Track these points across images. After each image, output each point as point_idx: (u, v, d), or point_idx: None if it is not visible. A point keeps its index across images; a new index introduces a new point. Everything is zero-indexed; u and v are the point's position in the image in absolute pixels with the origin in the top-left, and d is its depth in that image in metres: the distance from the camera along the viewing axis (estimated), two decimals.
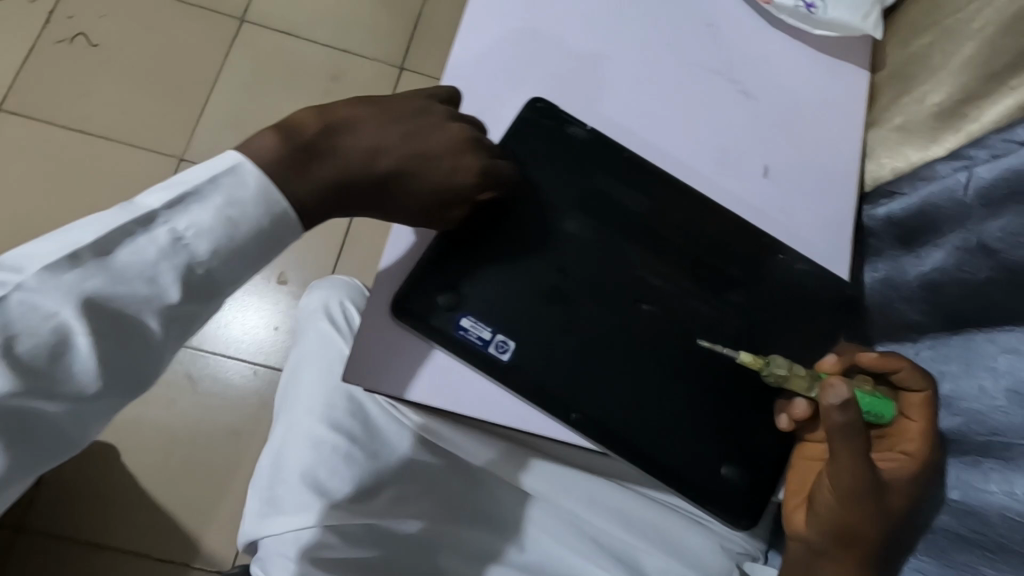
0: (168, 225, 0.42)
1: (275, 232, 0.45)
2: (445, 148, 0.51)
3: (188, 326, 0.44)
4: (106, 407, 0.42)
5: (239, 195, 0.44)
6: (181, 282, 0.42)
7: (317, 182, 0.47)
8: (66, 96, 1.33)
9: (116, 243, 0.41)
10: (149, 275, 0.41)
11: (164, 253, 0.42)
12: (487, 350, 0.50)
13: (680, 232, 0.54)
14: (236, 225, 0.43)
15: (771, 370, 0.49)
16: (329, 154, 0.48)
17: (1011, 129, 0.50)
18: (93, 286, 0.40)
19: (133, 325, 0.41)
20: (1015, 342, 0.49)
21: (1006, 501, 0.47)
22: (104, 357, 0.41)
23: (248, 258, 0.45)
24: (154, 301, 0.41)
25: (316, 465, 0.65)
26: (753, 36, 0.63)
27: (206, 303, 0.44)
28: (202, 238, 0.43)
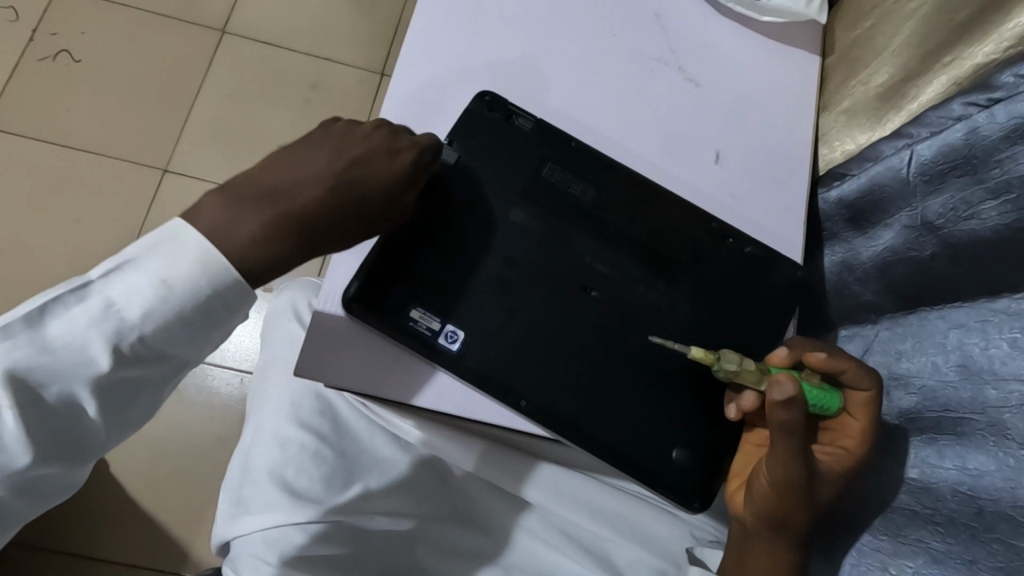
0: (101, 293, 0.42)
1: (219, 296, 0.44)
2: (371, 149, 0.51)
3: (128, 397, 0.43)
4: (45, 482, 0.42)
5: (177, 259, 0.43)
6: (112, 352, 0.41)
7: (269, 223, 0.46)
8: (49, 112, 1.34)
9: (49, 312, 0.41)
10: (79, 346, 0.41)
11: (95, 321, 0.41)
12: (437, 341, 0.50)
13: (628, 219, 0.55)
14: (172, 292, 0.42)
15: (722, 365, 0.48)
16: (270, 198, 0.48)
17: (947, 106, 0.51)
18: (21, 358, 0.40)
19: (63, 398, 0.41)
20: (962, 318, 0.50)
21: (958, 476, 0.48)
22: (35, 432, 0.40)
23: (187, 323, 0.43)
24: (85, 369, 0.41)
25: (283, 464, 0.64)
26: (699, 25, 0.64)
27: (143, 372, 0.43)
28: (136, 306, 0.42)
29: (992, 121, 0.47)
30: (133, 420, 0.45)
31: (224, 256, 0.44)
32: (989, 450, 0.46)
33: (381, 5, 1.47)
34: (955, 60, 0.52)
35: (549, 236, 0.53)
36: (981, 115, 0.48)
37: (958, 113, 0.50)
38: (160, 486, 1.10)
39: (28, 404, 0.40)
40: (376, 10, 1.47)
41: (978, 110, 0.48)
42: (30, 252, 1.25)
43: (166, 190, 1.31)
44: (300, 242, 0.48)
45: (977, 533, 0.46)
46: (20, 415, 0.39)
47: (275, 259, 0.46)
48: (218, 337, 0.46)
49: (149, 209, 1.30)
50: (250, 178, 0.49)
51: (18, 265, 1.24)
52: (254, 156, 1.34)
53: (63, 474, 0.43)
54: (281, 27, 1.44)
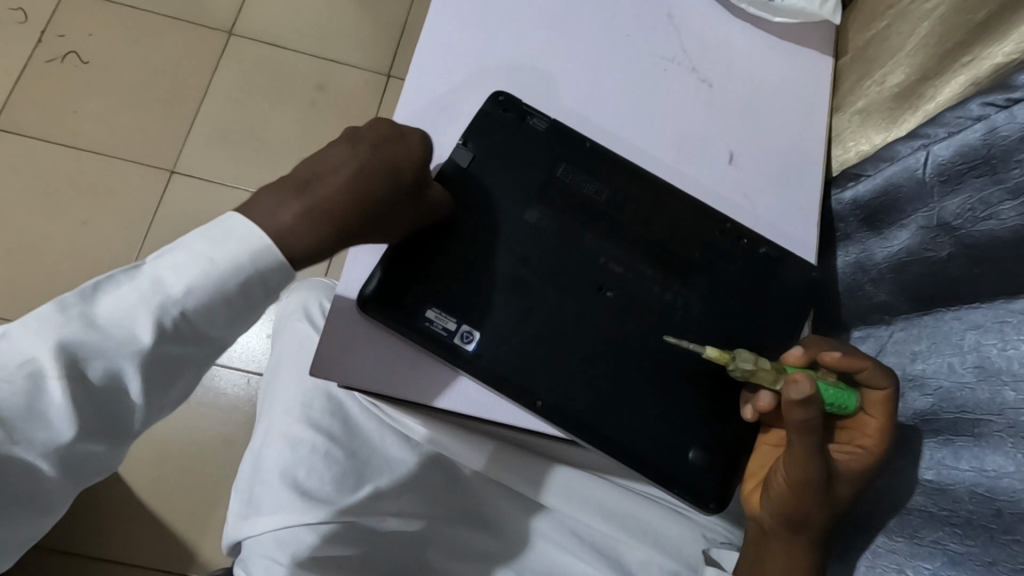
0: (150, 273, 0.44)
1: (263, 277, 0.45)
2: (388, 135, 0.52)
3: (169, 374, 0.45)
4: (87, 455, 0.44)
5: (224, 239, 0.45)
6: (157, 327, 0.43)
7: (302, 214, 0.47)
8: (58, 113, 1.34)
9: (101, 290, 0.43)
10: (123, 322, 0.42)
11: (141, 298, 0.43)
12: (453, 341, 0.50)
13: (641, 219, 0.55)
14: (217, 272, 0.44)
15: (738, 365, 0.48)
16: (303, 188, 0.48)
17: (964, 106, 0.51)
18: (70, 333, 0.41)
19: (106, 373, 0.42)
20: (979, 319, 0.50)
21: (976, 478, 0.47)
22: (81, 404, 0.42)
23: (228, 304, 0.45)
24: (129, 344, 0.42)
25: (295, 464, 0.63)
26: (712, 26, 0.64)
27: (187, 350, 0.45)
28: (182, 284, 0.44)
29: (1011, 121, 0.47)
30: (173, 398, 0.47)
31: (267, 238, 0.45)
32: (1007, 452, 0.46)
33: (386, 7, 1.47)
34: (972, 61, 0.52)
35: (563, 236, 0.53)
36: (999, 115, 0.48)
37: (975, 113, 0.50)
38: (167, 487, 1.10)
39: (74, 377, 0.41)
40: (381, 11, 1.47)
41: (997, 111, 0.48)
42: (37, 253, 1.26)
43: (174, 191, 1.31)
44: (334, 232, 0.48)
45: (996, 535, 0.45)
46: (65, 388, 0.41)
47: (309, 248, 0.47)
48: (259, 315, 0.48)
49: (157, 210, 1.30)
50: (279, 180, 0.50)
51: (26, 267, 1.25)
52: (261, 157, 1.34)
53: (103, 449, 0.45)
54: (288, 29, 1.44)
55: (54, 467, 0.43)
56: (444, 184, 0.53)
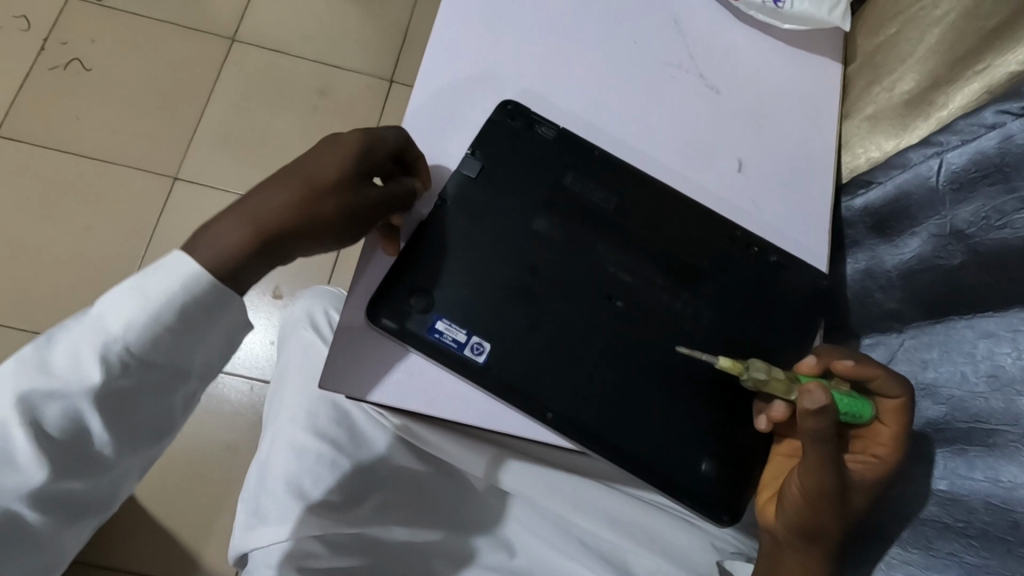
0: (92, 314, 0.44)
1: (194, 299, 0.45)
2: (333, 141, 0.53)
3: (129, 406, 0.45)
4: (61, 496, 0.44)
5: (155, 273, 0.45)
6: (101, 363, 0.43)
7: (235, 227, 0.48)
8: (61, 120, 1.34)
9: (51, 339, 0.44)
10: (72, 364, 0.43)
11: (85, 340, 0.43)
12: (463, 353, 0.50)
13: (651, 227, 0.54)
14: (150, 302, 0.44)
15: (750, 374, 0.47)
16: (239, 204, 0.50)
17: (978, 114, 0.51)
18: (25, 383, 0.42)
19: (66, 415, 0.43)
20: (992, 327, 0.49)
21: (991, 489, 0.47)
22: (46, 448, 0.43)
23: (169, 330, 0.45)
24: (81, 385, 0.43)
25: (301, 474, 0.63)
26: (719, 32, 0.64)
27: (140, 380, 0.45)
28: (120, 319, 0.44)
29: None
30: (144, 433, 0.46)
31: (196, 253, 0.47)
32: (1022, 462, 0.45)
33: (390, 13, 1.47)
34: (987, 67, 0.51)
35: (572, 245, 0.53)
36: (1014, 123, 0.47)
37: (990, 121, 0.50)
38: (169, 494, 1.09)
39: (36, 423, 0.42)
40: (383, 17, 1.47)
41: (1012, 119, 0.48)
42: (40, 260, 1.26)
43: (176, 198, 1.31)
44: (266, 243, 0.49)
45: (1013, 546, 0.45)
46: (28, 434, 0.42)
47: (239, 260, 0.48)
48: (212, 339, 0.47)
49: (159, 216, 1.30)
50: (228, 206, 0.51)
51: (29, 274, 1.25)
52: (263, 164, 1.34)
53: (77, 488, 0.45)
54: (290, 35, 1.44)
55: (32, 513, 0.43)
56: (453, 193, 0.53)
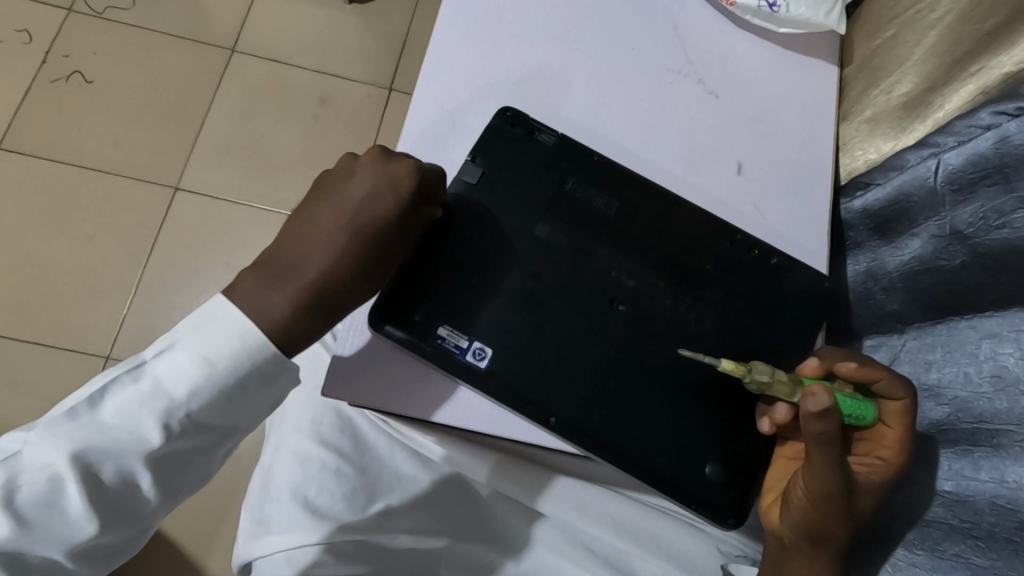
0: (152, 373, 0.46)
1: (257, 371, 0.47)
2: (375, 185, 0.51)
3: (179, 466, 0.47)
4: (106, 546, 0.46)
5: (217, 336, 0.46)
6: (162, 429, 0.45)
7: (294, 296, 0.48)
8: (63, 132, 1.35)
9: (108, 393, 0.45)
10: (132, 424, 0.45)
11: (146, 400, 0.45)
12: (465, 358, 0.50)
13: (653, 232, 0.54)
14: (214, 368, 0.46)
15: (754, 377, 0.47)
16: (289, 266, 0.49)
17: (975, 115, 0.51)
18: (84, 439, 0.44)
19: (118, 473, 0.44)
20: (995, 327, 0.49)
21: (997, 489, 0.47)
22: (97, 504, 0.44)
23: (227, 397, 0.46)
24: (138, 445, 0.45)
25: (305, 482, 0.63)
26: (717, 37, 0.64)
27: (195, 444, 0.47)
28: (183, 384, 0.45)
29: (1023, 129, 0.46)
30: (188, 489, 0.49)
31: (260, 328, 0.47)
32: None
33: (387, 22, 1.48)
34: (982, 68, 0.51)
35: (574, 250, 0.53)
36: (1011, 123, 0.47)
37: (986, 121, 0.50)
38: None
39: (89, 479, 0.44)
40: (382, 26, 1.48)
41: (1009, 119, 0.48)
42: (42, 272, 1.26)
43: (178, 209, 1.32)
44: (328, 305, 0.49)
45: (1020, 548, 0.44)
46: (81, 489, 0.43)
47: (306, 326, 0.48)
48: (266, 405, 0.49)
49: (162, 227, 1.30)
50: (271, 256, 0.50)
51: (32, 286, 1.25)
52: (264, 174, 1.35)
53: (121, 540, 0.47)
54: (290, 45, 1.45)
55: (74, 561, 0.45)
56: (455, 200, 0.53)
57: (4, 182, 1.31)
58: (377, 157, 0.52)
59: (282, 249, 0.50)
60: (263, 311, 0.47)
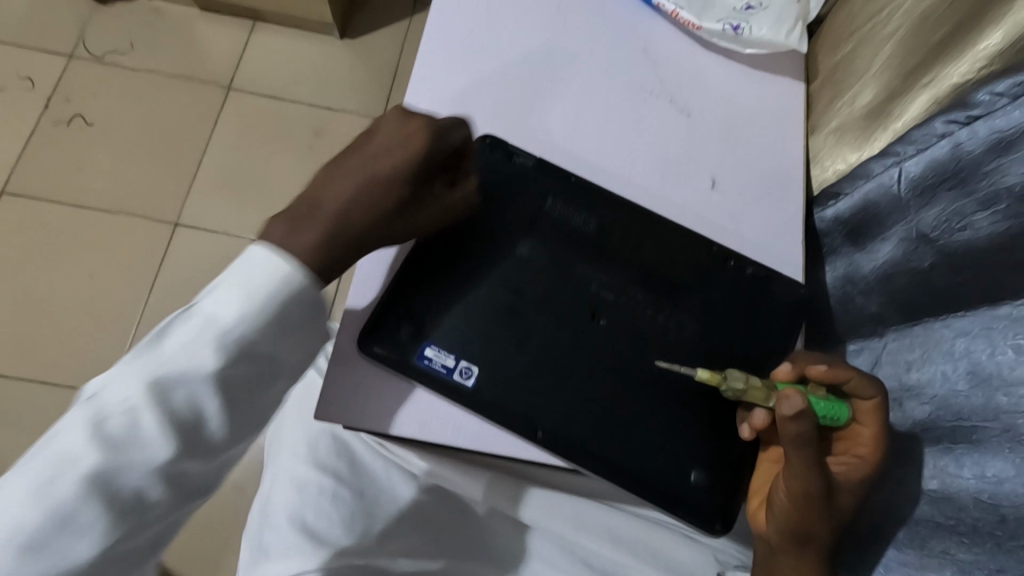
0: (202, 308, 0.44)
1: (300, 295, 0.46)
2: (393, 133, 0.52)
3: (243, 394, 0.45)
4: (188, 482, 0.43)
5: (256, 271, 0.45)
6: (217, 353, 0.43)
7: (318, 235, 0.48)
8: (66, 174, 1.39)
9: (164, 330, 0.44)
10: (189, 353, 0.43)
11: (200, 332, 0.43)
12: (452, 377, 0.51)
13: (631, 247, 0.56)
14: (258, 293, 0.45)
15: (729, 385, 0.48)
16: (309, 209, 0.49)
17: (929, 124, 0.53)
18: (149, 369, 0.42)
19: (187, 400, 0.42)
20: (967, 326, 0.51)
21: (978, 485, 0.48)
22: (174, 430, 0.42)
23: (279, 319, 0.45)
24: (198, 371, 0.43)
25: (304, 507, 0.64)
26: (685, 59, 0.67)
27: (254, 371, 0.45)
28: (231, 309, 0.44)
29: (972, 137, 0.49)
30: (257, 421, 0.46)
31: (293, 256, 0.46)
32: (1006, 457, 0.46)
33: (378, 56, 1.53)
34: (932, 80, 0.54)
35: (557, 268, 0.55)
36: (962, 131, 0.50)
37: (940, 130, 0.52)
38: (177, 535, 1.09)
39: (163, 407, 0.41)
40: (373, 58, 1.53)
41: (960, 127, 0.50)
42: (48, 312, 1.29)
43: (179, 244, 1.34)
44: (353, 242, 0.49)
45: (1002, 541, 0.45)
46: (155, 416, 0.41)
47: (333, 261, 0.48)
48: (314, 337, 0.48)
49: (163, 261, 1.33)
50: (296, 202, 0.50)
51: (39, 324, 1.28)
52: (263, 206, 1.38)
53: (199, 479, 0.44)
54: (285, 80, 1.50)
55: (157, 496, 0.41)
56: None
57: (9, 225, 1.35)
58: (396, 113, 0.53)
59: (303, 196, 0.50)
60: (291, 247, 0.47)
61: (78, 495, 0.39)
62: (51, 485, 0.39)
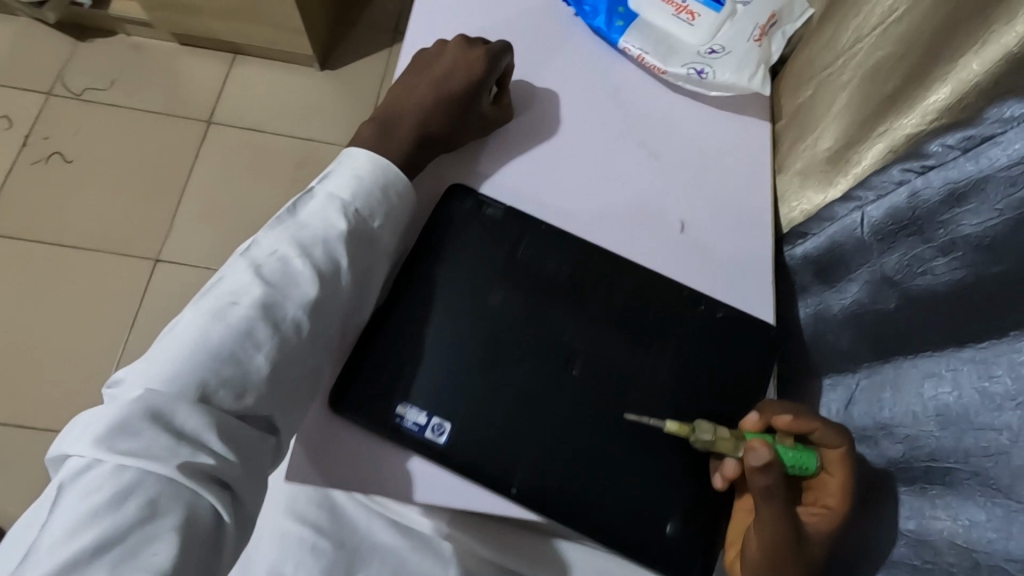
0: (323, 189, 0.56)
1: (397, 187, 0.57)
2: (458, 65, 0.62)
3: (363, 256, 0.54)
4: (325, 325, 0.51)
5: (357, 162, 0.57)
6: (344, 216, 0.54)
7: (406, 143, 0.60)
8: (44, 212, 1.38)
9: (296, 207, 0.55)
10: (322, 219, 0.54)
11: (326, 203, 0.54)
12: (425, 435, 0.51)
13: (602, 294, 0.56)
14: (368, 180, 0.56)
15: (698, 436, 0.48)
16: (395, 124, 0.60)
17: (887, 171, 0.54)
18: (293, 235, 0.52)
19: (326, 253, 0.52)
20: (934, 367, 0.51)
21: (953, 528, 0.48)
22: (317, 273, 0.51)
23: (386, 207, 0.56)
24: (331, 230, 0.53)
25: (281, 560, 0.63)
26: (652, 101, 0.68)
27: (370, 239, 0.55)
28: (349, 189, 0.55)
29: (929, 185, 0.50)
30: (373, 291, 0.55)
31: (391, 163, 0.57)
32: (977, 501, 0.46)
33: (360, 87, 1.53)
34: (886, 130, 0.54)
35: (527, 319, 0.55)
36: (918, 180, 0.51)
37: (897, 177, 0.53)
38: None
39: (307, 256, 0.51)
40: (354, 88, 1.53)
41: (916, 176, 0.51)
42: (26, 353, 1.27)
43: (160, 280, 1.33)
44: (426, 153, 0.61)
45: None
46: (303, 260, 0.51)
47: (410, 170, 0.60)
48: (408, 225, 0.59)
49: (144, 298, 1.32)
50: (383, 106, 0.62)
51: (16, 366, 1.26)
52: (245, 240, 1.38)
53: (330, 330, 0.52)
54: (265, 112, 1.50)
55: (306, 328, 0.50)
56: (408, 278, 0.56)
57: None
58: (462, 40, 0.63)
59: (386, 113, 0.61)
60: (381, 148, 0.59)
61: (250, 315, 0.48)
62: (228, 310, 0.48)
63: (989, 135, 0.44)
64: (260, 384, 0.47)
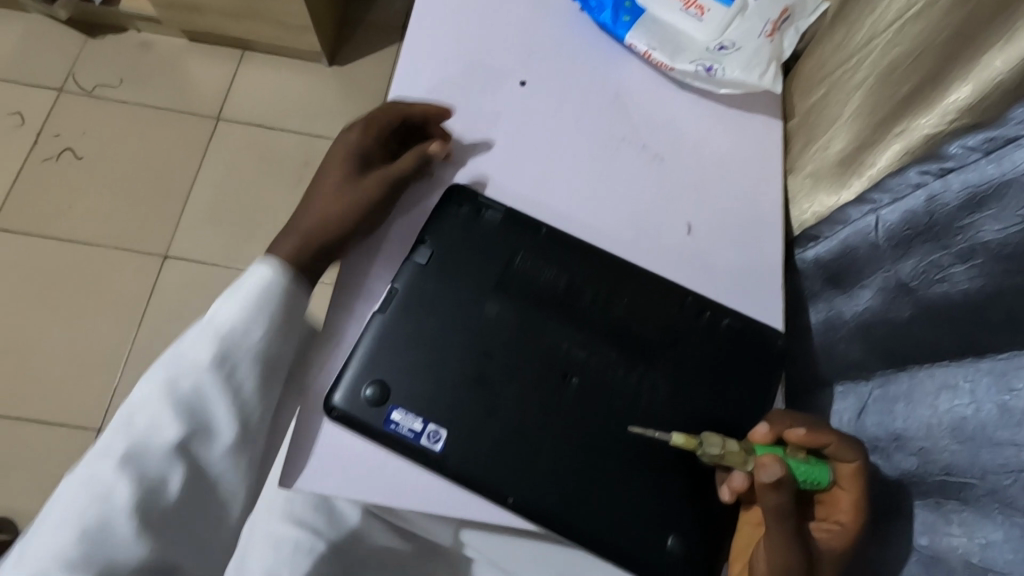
0: (194, 331, 0.51)
1: (270, 295, 0.53)
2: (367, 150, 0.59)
3: (243, 381, 0.50)
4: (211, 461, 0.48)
5: (229, 298, 0.53)
6: (211, 349, 0.50)
7: (317, 236, 0.56)
8: (55, 208, 1.39)
9: (164, 359, 0.50)
10: (188, 362, 0.49)
11: (191, 350, 0.50)
12: (419, 442, 0.50)
13: (601, 302, 0.55)
14: (240, 306, 0.52)
15: (705, 450, 0.46)
16: (305, 216, 0.57)
17: (903, 173, 0.52)
18: (157, 396, 0.48)
19: (193, 398, 0.48)
20: (950, 378, 0.48)
21: (968, 547, 0.44)
22: (184, 419, 0.48)
23: (260, 326, 0.52)
24: (201, 364, 0.49)
25: (280, 566, 0.60)
26: (658, 101, 0.66)
27: (247, 362, 0.50)
28: (216, 329, 0.51)
29: (947, 189, 0.48)
30: (333, 325, 0.55)
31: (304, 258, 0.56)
32: (995, 520, 0.43)
33: (367, 83, 1.52)
34: (903, 130, 0.52)
35: (523, 326, 0.53)
36: (936, 183, 0.49)
37: (914, 180, 0.51)
38: None
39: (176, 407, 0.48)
40: (361, 84, 1.52)
41: (933, 179, 0.49)
42: (36, 350, 1.28)
43: (167, 277, 1.34)
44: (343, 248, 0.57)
45: None
46: (172, 410, 0.47)
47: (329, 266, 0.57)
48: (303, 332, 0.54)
49: (151, 293, 1.32)
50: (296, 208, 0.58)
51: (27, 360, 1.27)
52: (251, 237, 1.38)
53: (219, 465, 0.48)
54: (272, 109, 1.49)
55: (183, 471, 0.47)
56: (406, 281, 0.54)
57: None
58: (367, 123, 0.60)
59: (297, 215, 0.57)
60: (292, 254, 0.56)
61: (116, 473, 0.45)
62: (98, 463, 0.46)
63: (1014, 137, 0.42)
64: (137, 541, 0.44)
